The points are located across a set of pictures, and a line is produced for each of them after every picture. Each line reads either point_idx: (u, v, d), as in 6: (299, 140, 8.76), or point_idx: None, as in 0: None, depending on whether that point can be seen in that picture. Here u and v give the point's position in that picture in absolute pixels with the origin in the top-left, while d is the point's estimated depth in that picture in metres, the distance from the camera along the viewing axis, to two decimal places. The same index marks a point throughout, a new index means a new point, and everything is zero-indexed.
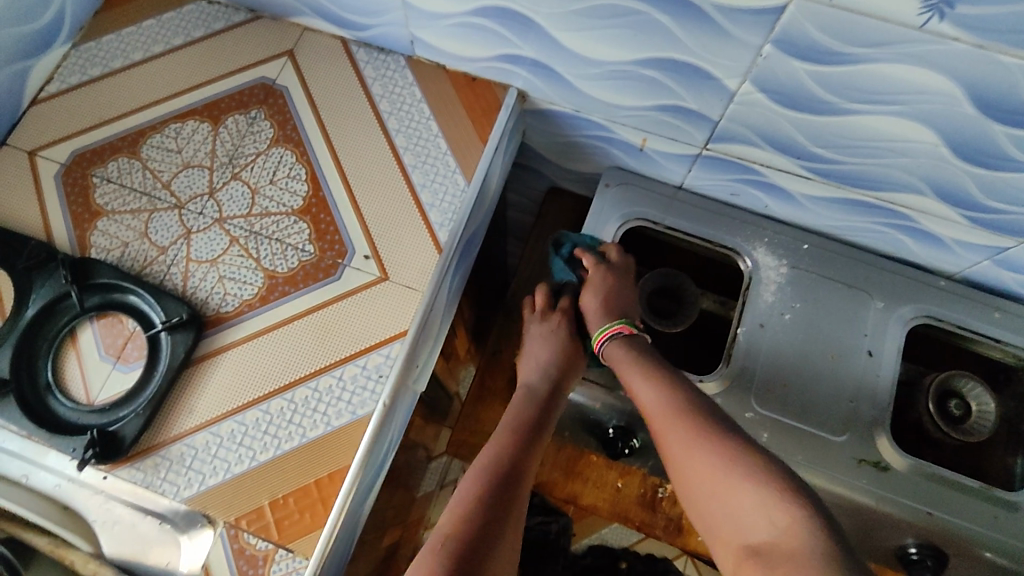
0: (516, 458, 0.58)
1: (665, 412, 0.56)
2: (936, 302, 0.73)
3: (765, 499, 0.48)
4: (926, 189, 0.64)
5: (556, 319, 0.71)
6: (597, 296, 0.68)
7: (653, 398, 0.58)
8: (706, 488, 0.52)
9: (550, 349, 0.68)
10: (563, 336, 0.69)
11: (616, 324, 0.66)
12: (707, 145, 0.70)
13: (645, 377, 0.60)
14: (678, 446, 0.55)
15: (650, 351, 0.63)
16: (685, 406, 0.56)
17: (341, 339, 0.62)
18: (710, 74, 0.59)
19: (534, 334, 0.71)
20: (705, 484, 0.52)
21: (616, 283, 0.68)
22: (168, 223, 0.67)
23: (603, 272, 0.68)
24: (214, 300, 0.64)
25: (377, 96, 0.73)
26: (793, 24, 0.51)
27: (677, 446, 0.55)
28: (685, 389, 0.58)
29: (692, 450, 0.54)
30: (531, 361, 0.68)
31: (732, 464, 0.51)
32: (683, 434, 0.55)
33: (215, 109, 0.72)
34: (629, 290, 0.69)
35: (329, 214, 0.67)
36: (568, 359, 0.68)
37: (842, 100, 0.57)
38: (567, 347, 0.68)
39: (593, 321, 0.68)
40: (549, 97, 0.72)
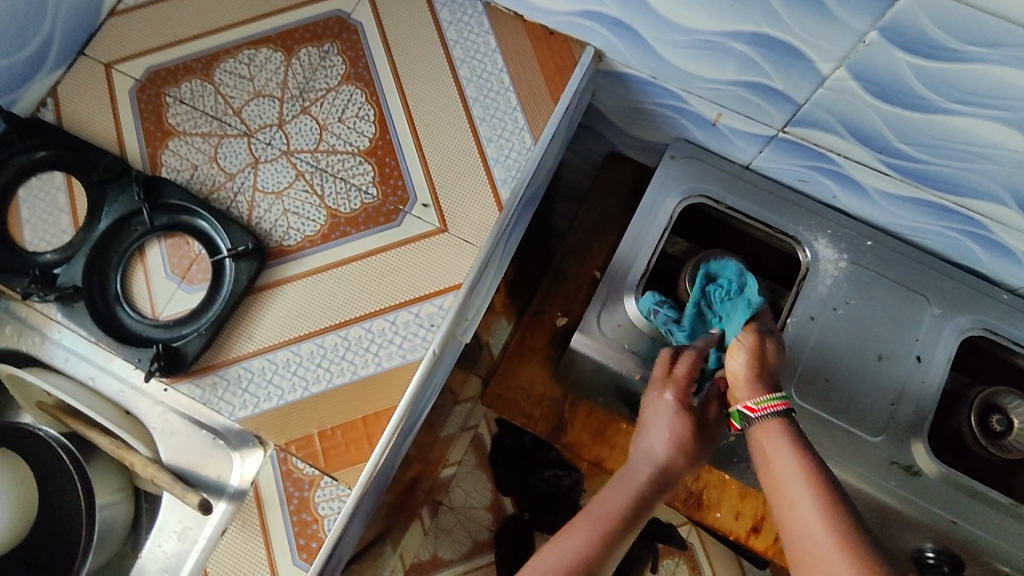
0: (602, 556, 0.52)
1: (788, 468, 0.51)
2: (996, 315, 0.71)
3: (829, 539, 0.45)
4: (1009, 199, 0.61)
5: (676, 391, 0.62)
6: (744, 358, 0.59)
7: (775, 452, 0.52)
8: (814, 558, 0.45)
9: (672, 428, 0.60)
10: (685, 426, 0.60)
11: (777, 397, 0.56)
12: (786, 128, 0.67)
13: (783, 433, 0.53)
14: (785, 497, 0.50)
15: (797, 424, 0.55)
16: (819, 479, 0.49)
17: (396, 285, 0.63)
18: (805, 54, 0.57)
19: (654, 412, 0.62)
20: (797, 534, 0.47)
21: (765, 355, 0.60)
22: (237, 150, 0.68)
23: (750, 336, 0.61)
24: (278, 232, 0.65)
25: (451, 42, 0.71)
26: (905, 13, 0.48)
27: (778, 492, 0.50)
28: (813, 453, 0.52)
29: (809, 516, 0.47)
30: (643, 445, 0.60)
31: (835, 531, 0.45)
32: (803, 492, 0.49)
33: (289, 39, 0.72)
34: (776, 365, 0.60)
35: (394, 159, 0.67)
36: (689, 453, 0.60)
37: (940, 99, 0.54)
38: (692, 449, 0.60)
39: (740, 386, 0.58)
40: (627, 60, 0.70)
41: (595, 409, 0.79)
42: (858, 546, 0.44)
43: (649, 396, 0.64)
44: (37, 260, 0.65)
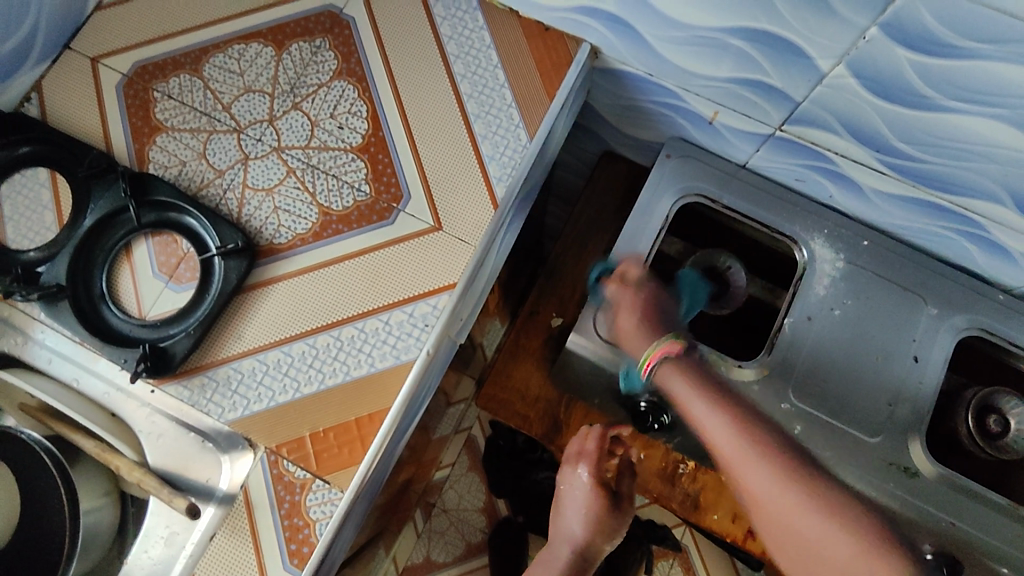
0: None
1: (733, 445, 0.53)
2: (992, 315, 0.71)
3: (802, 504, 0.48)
4: (1007, 199, 0.61)
5: (591, 469, 0.68)
6: (630, 315, 0.67)
7: (720, 428, 0.54)
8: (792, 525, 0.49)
9: (590, 505, 0.67)
10: (601, 503, 0.67)
11: (664, 342, 0.62)
12: (783, 126, 0.67)
13: (711, 402, 0.56)
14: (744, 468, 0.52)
15: (704, 372, 0.59)
16: (765, 442, 0.52)
17: (389, 283, 0.62)
18: (804, 52, 0.56)
19: (569, 491, 0.69)
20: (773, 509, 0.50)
21: (652, 303, 0.68)
22: (227, 147, 0.67)
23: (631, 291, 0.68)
24: (268, 230, 0.64)
25: (445, 37, 0.70)
26: (906, 9, 0.48)
27: (737, 470, 0.52)
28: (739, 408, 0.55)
29: (774, 486, 0.50)
30: (561, 535, 0.68)
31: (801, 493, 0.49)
32: (754, 462, 0.51)
33: (279, 33, 0.70)
34: (665, 313, 0.67)
35: (387, 156, 0.66)
36: (604, 530, 0.67)
37: (940, 97, 0.54)
38: (607, 526, 0.67)
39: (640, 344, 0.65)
40: (623, 58, 0.69)
41: (592, 411, 0.78)
42: (836, 501, 0.48)
43: (564, 473, 0.70)
44: (19, 257, 0.63)
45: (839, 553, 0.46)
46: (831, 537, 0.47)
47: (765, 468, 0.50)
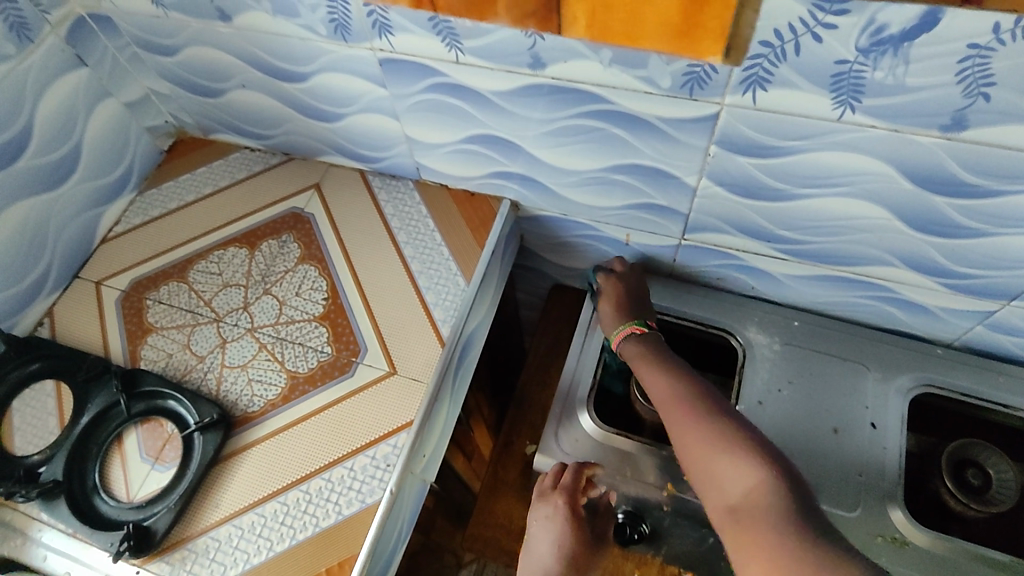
0: None
1: (658, 376, 0.68)
2: (935, 370, 0.75)
3: (710, 445, 0.59)
4: (895, 260, 0.68)
5: (567, 504, 0.69)
6: (609, 305, 0.79)
7: (653, 381, 0.68)
8: (699, 455, 0.59)
9: (562, 537, 0.68)
10: (575, 537, 0.68)
11: (628, 326, 0.76)
12: (685, 235, 0.77)
13: (652, 363, 0.70)
14: (671, 422, 0.63)
15: (657, 343, 0.73)
16: (682, 390, 0.65)
17: (352, 432, 0.67)
18: (671, 173, 0.68)
19: (539, 524, 0.70)
20: (691, 450, 0.60)
21: (626, 293, 0.80)
22: (208, 335, 0.76)
23: (610, 282, 0.81)
24: (243, 401, 0.71)
25: (389, 214, 0.83)
26: (729, 127, 0.59)
27: (666, 409, 0.65)
28: (678, 371, 0.68)
29: (690, 438, 0.61)
30: (534, 552, 0.68)
31: (708, 433, 0.59)
32: (670, 394, 0.65)
33: (252, 236, 0.84)
34: (638, 298, 0.80)
35: (345, 319, 0.75)
36: (578, 559, 0.67)
37: (792, 187, 0.63)
38: (581, 540, 0.68)
39: (610, 324, 0.78)
40: (539, 205, 0.82)
41: None
42: (739, 439, 0.58)
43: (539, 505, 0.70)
44: (22, 462, 0.69)
45: (736, 483, 0.55)
46: (733, 472, 0.56)
47: (688, 420, 0.62)
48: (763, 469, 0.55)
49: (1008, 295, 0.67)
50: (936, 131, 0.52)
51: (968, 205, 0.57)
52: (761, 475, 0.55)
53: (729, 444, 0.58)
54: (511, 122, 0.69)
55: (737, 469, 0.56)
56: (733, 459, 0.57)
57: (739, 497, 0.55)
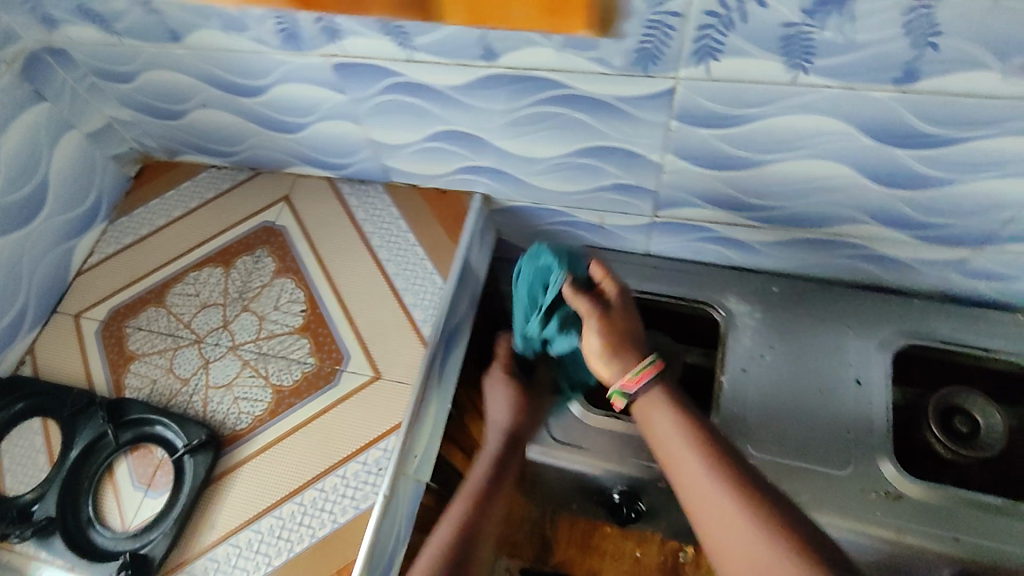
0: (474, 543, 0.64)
1: (679, 439, 0.56)
2: (914, 322, 0.75)
3: (770, 547, 0.46)
4: (866, 218, 0.68)
5: (501, 372, 0.78)
6: (599, 331, 0.62)
7: (675, 439, 0.56)
8: (757, 566, 0.46)
9: (511, 413, 0.74)
10: (520, 393, 0.76)
11: (650, 363, 0.60)
12: (657, 213, 0.77)
13: (671, 413, 0.58)
14: (710, 501, 0.51)
15: (678, 397, 0.59)
16: (720, 463, 0.53)
17: (342, 439, 0.67)
18: (636, 152, 0.68)
19: (492, 399, 0.77)
20: (740, 551, 0.48)
21: (623, 315, 0.63)
22: (190, 357, 0.76)
23: (592, 299, 0.63)
24: (230, 419, 0.71)
25: (361, 220, 0.82)
26: (687, 100, 0.59)
27: (700, 484, 0.53)
28: (712, 436, 0.56)
29: (742, 527, 0.48)
30: (491, 417, 0.75)
31: (767, 529, 0.47)
32: (693, 459, 0.54)
33: (226, 254, 0.83)
34: (638, 323, 0.63)
35: (325, 328, 0.75)
36: (527, 401, 0.75)
37: (756, 154, 0.63)
38: (531, 413, 0.75)
39: (616, 355, 0.61)
40: (510, 197, 0.81)
41: (577, 518, 0.81)
42: (806, 543, 0.46)
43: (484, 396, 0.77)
44: (15, 501, 0.69)
45: None
46: None
47: (737, 503, 0.50)
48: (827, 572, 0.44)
49: (979, 242, 0.67)
50: (889, 85, 0.52)
51: (930, 156, 0.58)
52: None
53: (795, 551, 0.46)
54: (471, 115, 0.68)
55: None
56: (803, 569, 0.44)
57: None
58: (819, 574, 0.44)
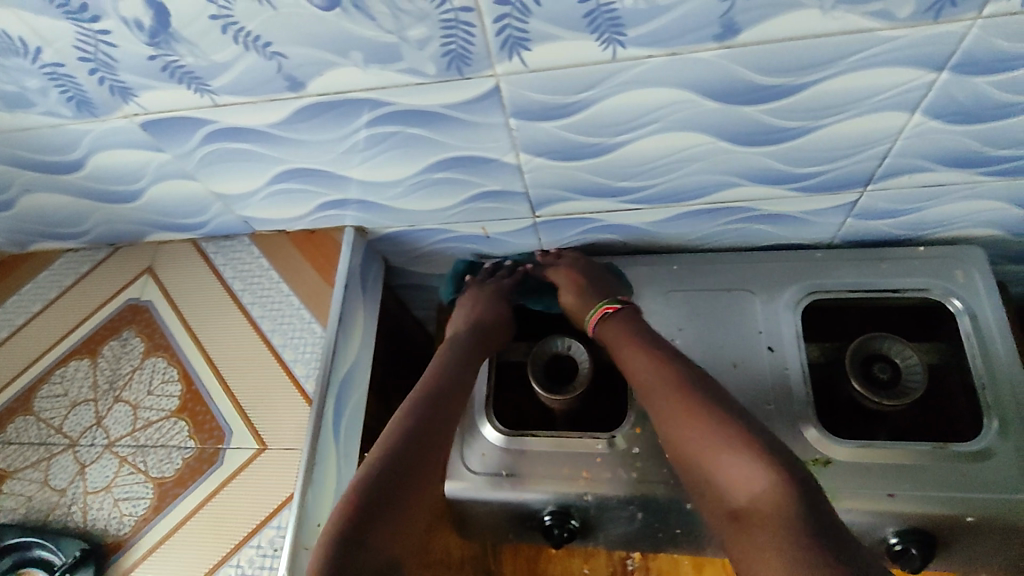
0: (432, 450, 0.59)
1: (651, 375, 0.61)
2: (819, 274, 0.72)
3: (727, 445, 0.53)
4: (741, 180, 0.64)
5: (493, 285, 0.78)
6: (570, 291, 0.74)
7: (645, 369, 0.62)
8: (700, 463, 0.55)
9: (481, 303, 0.76)
10: (502, 295, 0.78)
11: (604, 303, 0.70)
12: (536, 213, 0.72)
13: (638, 344, 0.65)
14: (670, 415, 0.58)
15: (638, 319, 0.68)
16: (681, 379, 0.59)
17: (232, 526, 0.63)
18: (489, 157, 0.63)
19: (468, 300, 0.78)
20: (697, 448, 0.55)
21: (584, 272, 0.73)
22: (65, 465, 0.70)
23: (565, 271, 0.74)
24: (113, 525, 0.65)
25: (229, 278, 0.76)
26: (515, 95, 0.54)
27: (665, 402, 0.59)
28: (671, 357, 0.62)
29: (700, 434, 0.55)
30: (462, 312, 0.77)
31: (734, 434, 0.53)
32: (662, 391, 0.59)
33: (93, 343, 0.77)
34: (597, 274, 0.73)
35: (203, 405, 0.69)
36: (499, 321, 0.76)
37: (608, 137, 0.59)
38: (501, 309, 0.77)
39: (583, 311, 0.72)
40: (383, 224, 0.76)
41: (520, 547, 0.78)
42: (748, 438, 0.53)
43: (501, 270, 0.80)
44: None
45: (743, 490, 0.51)
46: (743, 475, 0.51)
47: (701, 414, 0.56)
48: (790, 478, 0.50)
49: (861, 182, 0.64)
50: (712, 42, 0.48)
51: (780, 107, 0.54)
52: (771, 482, 0.50)
53: (744, 448, 0.52)
54: (306, 150, 0.63)
55: (751, 474, 0.51)
56: (747, 459, 0.52)
57: (750, 505, 0.50)
58: (766, 465, 0.51)
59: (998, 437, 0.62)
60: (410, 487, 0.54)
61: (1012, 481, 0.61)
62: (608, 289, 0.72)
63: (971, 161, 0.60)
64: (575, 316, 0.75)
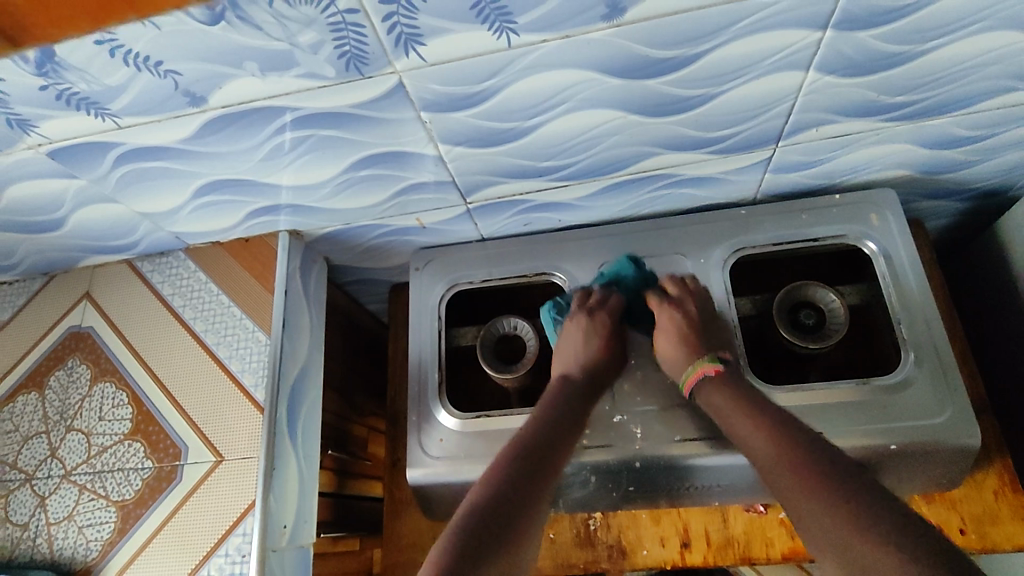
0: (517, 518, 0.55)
1: (757, 433, 0.59)
2: (744, 231, 0.75)
3: (852, 508, 0.49)
4: (659, 149, 0.66)
5: (595, 318, 0.72)
6: (671, 338, 0.69)
7: (756, 430, 0.59)
8: (833, 541, 0.49)
9: (595, 347, 0.71)
10: (592, 334, 0.72)
11: (704, 364, 0.66)
12: (467, 199, 0.73)
13: (743, 399, 0.62)
14: (769, 466, 0.56)
15: (737, 383, 0.64)
16: (788, 436, 0.57)
17: (197, 538, 0.64)
18: (409, 151, 0.63)
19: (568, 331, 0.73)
20: (806, 513, 0.52)
21: (692, 321, 0.70)
22: (24, 500, 0.70)
23: (670, 309, 0.71)
24: (81, 552, 0.67)
25: (169, 295, 0.76)
26: (421, 90, 0.55)
27: (768, 464, 0.56)
28: (782, 416, 0.60)
29: (803, 493, 0.53)
30: (564, 354, 0.72)
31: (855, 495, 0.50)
32: (768, 447, 0.57)
33: (37, 376, 0.75)
34: (709, 324, 0.70)
35: (156, 424, 0.70)
36: (597, 367, 0.71)
37: (521, 121, 0.59)
38: (614, 350, 0.72)
39: (675, 364, 0.69)
40: (316, 225, 0.76)
41: None
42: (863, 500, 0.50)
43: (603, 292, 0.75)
44: None
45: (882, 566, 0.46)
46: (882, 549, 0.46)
47: (807, 467, 0.53)
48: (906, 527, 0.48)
49: (772, 140, 0.66)
50: (601, 23, 0.49)
51: (679, 77, 0.55)
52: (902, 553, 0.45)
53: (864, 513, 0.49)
54: (224, 162, 0.63)
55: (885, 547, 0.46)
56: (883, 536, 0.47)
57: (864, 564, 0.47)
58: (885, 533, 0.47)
59: (916, 367, 0.66)
60: (507, 536, 0.54)
61: (931, 407, 0.65)
62: (717, 339, 0.70)
63: (871, 109, 0.62)
64: (665, 364, 0.71)
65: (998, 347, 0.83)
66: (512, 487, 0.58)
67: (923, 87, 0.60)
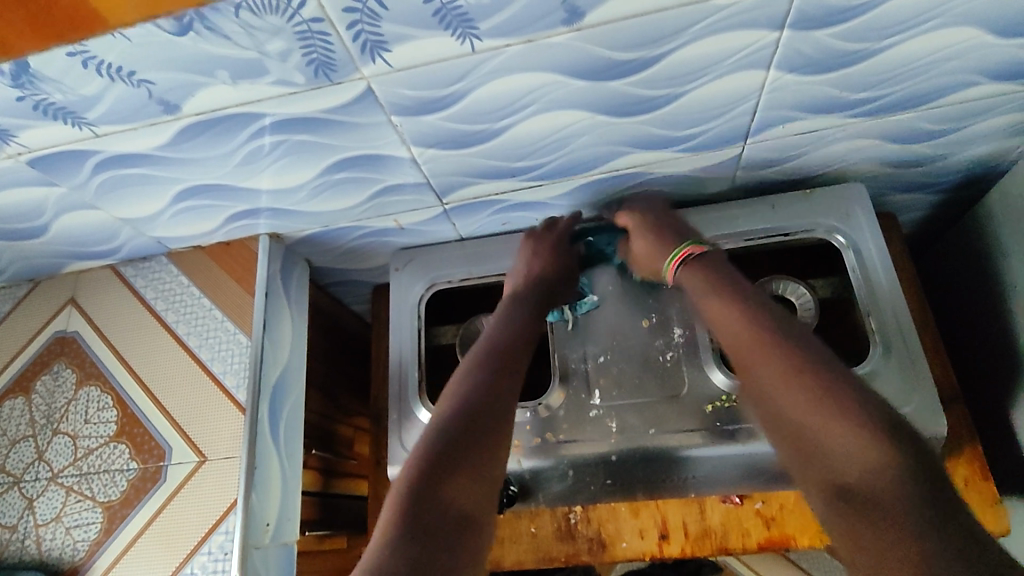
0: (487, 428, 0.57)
1: (734, 321, 0.59)
2: (716, 228, 0.77)
3: (831, 415, 0.51)
4: (628, 148, 0.67)
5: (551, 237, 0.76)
6: (643, 237, 0.71)
7: (732, 317, 0.59)
8: (808, 437, 0.51)
9: (542, 257, 0.74)
10: (543, 245, 0.75)
11: (682, 247, 0.67)
12: (443, 200, 0.74)
13: (704, 273, 0.64)
14: (748, 359, 0.57)
15: (718, 269, 0.64)
16: (762, 324, 0.57)
17: (182, 537, 0.66)
18: (383, 154, 0.65)
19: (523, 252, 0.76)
20: (785, 410, 0.53)
21: (658, 221, 0.71)
22: (11, 502, 0.71)
23: (636, 219, 0.72)
24: (68, 552, 0.68)
25: (152, 299, 0.77)
26: (390, 94, 0.56)
27: (749, 359, 0.56)
28: (755, 303, 0.60)
29: (786, 395, 0.53)
30: (520, 269, 0.75)
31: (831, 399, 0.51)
32: (751, 344, 0.57)
33: (23, 380, 0.76)
34: (670, 220, 0.71)
35: (140, 426, 0.71)
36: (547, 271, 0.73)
37: (491, 123, 0.61)
38: (561, 264, 0.74)
39: (656, 255, 0.69)
40: (296, 228, 0.77)
41: None
42: (840, 399, 0.51)
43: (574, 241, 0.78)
44: None
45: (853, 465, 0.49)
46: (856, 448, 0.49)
47: (795, 370, 0.54)
48: (878, 427, 0.50)
49: (739, 137, 0.67)
50: (562, 27, 0.50)
51: (643, 78, 0.57)
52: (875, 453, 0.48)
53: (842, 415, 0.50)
54: (202, 168, 0.64)
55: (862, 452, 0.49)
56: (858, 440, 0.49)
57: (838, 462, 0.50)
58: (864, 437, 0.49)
59: (882, 357, 0.68)
60: (481, 463, 0.55)
61: (897, 396, 0.66)
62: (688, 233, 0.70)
63: (835, 106, 0.64)
64: (646, 267, 0.72)
65: (971, 337, 0.84)
66: (482, 409, 0.58)
67: (884, 84, 0.61)
